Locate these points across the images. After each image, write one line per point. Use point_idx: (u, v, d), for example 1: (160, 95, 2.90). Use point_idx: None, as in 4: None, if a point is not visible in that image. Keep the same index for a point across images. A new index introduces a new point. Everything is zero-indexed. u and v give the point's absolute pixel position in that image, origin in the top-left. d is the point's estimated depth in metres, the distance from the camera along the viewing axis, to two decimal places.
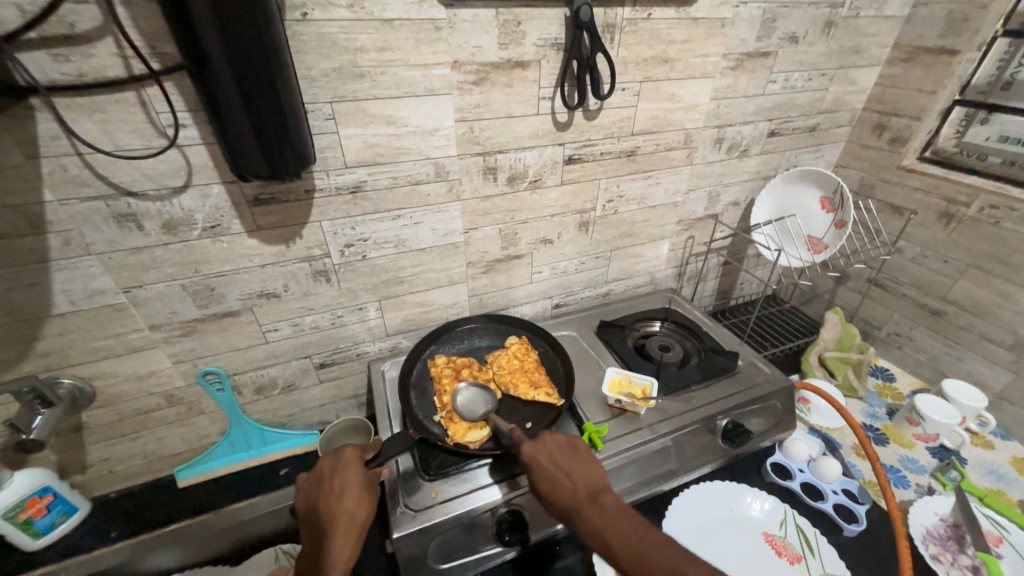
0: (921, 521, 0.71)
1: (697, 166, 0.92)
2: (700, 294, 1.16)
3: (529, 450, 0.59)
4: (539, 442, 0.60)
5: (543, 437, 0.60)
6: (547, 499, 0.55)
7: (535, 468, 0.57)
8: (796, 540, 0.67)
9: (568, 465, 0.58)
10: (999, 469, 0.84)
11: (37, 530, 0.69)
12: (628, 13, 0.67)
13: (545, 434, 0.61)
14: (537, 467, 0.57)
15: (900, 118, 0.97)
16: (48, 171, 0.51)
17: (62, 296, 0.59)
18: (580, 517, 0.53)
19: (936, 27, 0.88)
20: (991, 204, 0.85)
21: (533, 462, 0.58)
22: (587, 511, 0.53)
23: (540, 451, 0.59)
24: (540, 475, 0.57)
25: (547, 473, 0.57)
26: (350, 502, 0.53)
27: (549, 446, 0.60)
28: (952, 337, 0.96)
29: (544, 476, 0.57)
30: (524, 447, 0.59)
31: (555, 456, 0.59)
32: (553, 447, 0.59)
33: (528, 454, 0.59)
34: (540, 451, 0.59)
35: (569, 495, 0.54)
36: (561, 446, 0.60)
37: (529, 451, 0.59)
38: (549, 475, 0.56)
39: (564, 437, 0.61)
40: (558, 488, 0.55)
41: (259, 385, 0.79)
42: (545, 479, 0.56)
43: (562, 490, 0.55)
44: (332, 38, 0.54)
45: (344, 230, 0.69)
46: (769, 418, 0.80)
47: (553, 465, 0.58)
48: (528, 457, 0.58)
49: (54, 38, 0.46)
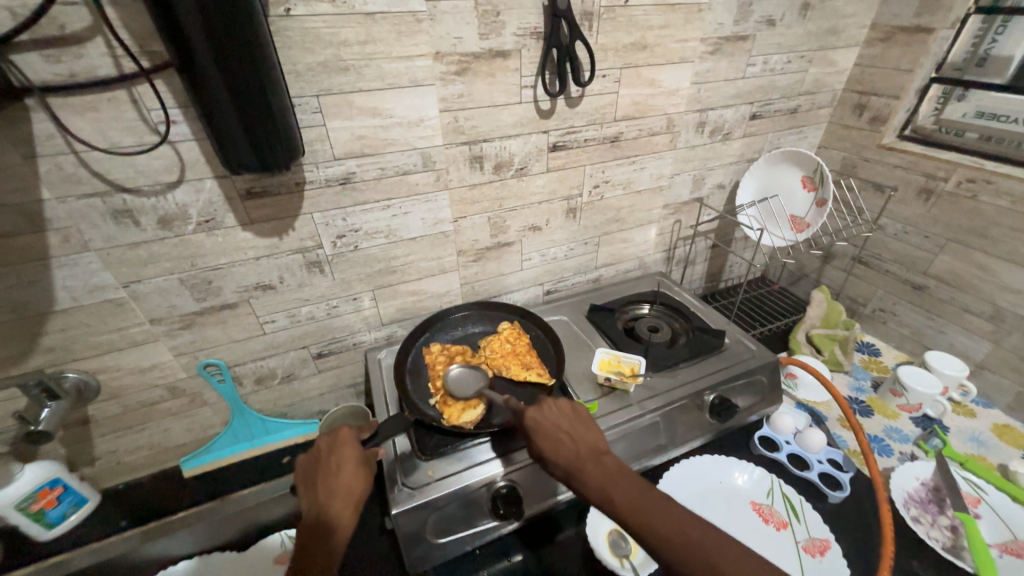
0: (903, 485, 0.74)
1: (681, 150, 0.94)
2: (689, 277, 1.18)
3: (533, 413, 0.60)
4: (543, 407, 0.61)
5: (547, 403, 0.62)
6: (550, 460, 0.56)
7: (539, 430, 0.59)
8: (782, 507, 0.70)
9: (572, 428, 0.59)
10: (981, 436, 0.86)
11: (49, 521, 0.72)
12: (605, 1, 0.69)
13: (550, 400, 0.63)
14: (541, 430, 0.59)
15: (879, 98, 0.98)
16: (45, 170, 0.53)
17: (64, 292, 0.61)
18: (582, 474, 0.54)
19: (911, 7, 0.89)
20: (968, 178, 0.87)
21: (537, 425, 0.59)
22: (589, 469, 0.54)
23: (544, 414, 0.60)
24: (543, 437, 0.58)
25: (551, 435, 0.58)
26: (348, 477, 0.56)
27: (553, 411, 0.61)
28: (935, 310, 0.98)
29: (548, 438, 0.58)
30: (528, 412, 0.61)
31: (559, 420, 0.60)
32: (557, 411, 0.61)
33: (532, 417, 0.60)
34: (544, 414, 0.60)
35: (572, 455, 0.56)
36: (565, 411, 0.61)
37: (533, 414, 0.60)
38: (552, 437, 0.58)
39: (568, 403, 0.62)
40: (560, 448, 0.57)
41: (259, 376, 0.81)
42: (548, 440, 0.58)
43: (564, 450, 0.56)
44: (316, 32, 0.56)
45: (335, 222, 0.70)
46: (755, 392, 0.82)
47: (556, 428, 0.59)
48: (532, 420, 0.60)
49: (45, 40, 0.47)
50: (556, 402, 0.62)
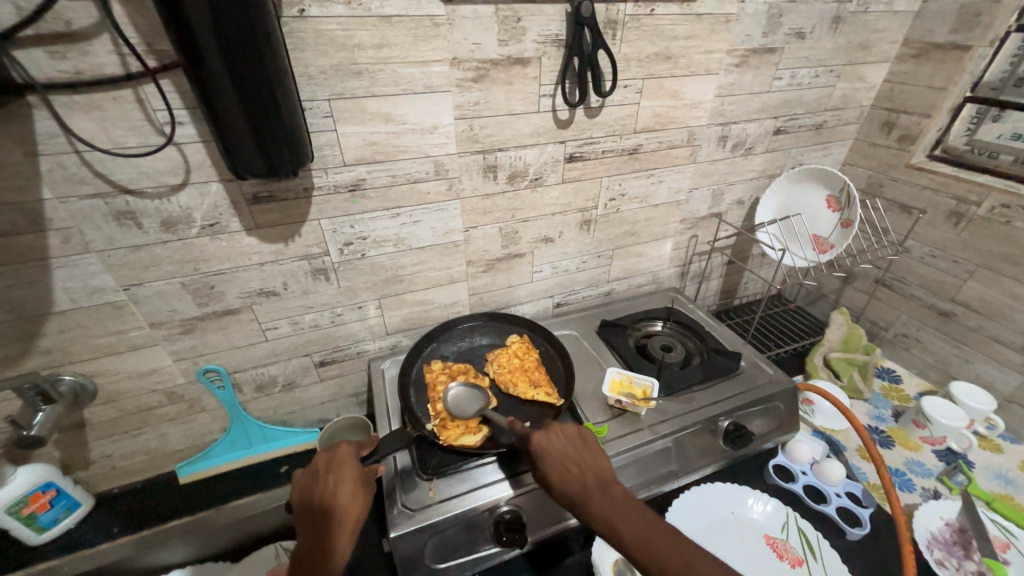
0: (926, 525, 0.70)
1: (701, 164, 0.91)
2: (703, 293, 1.15)
3: (537, 438, 0.56)
4: (549, 430, 0.57)
5: (553, 426, 0.58)
6: (555, 488, 0.53)
7: (544, 455, 0.55)
8: (798, 542, 0.66)
9: (579, 454, 0.55)
10: (1007, 473, 0.82)
11: (40, 525, 0.70)
12: (630, 9, 0.66)
13: (555, 423, 0.59)
14: (546, 456, 0.55)
15: (908, 116, 0.95)
16: (46, 169, 0.51)
17: (63, 293, 0.59)
18: (590, 506, 0.50)
19: (947, 23, 0.86)
20: (1002, 204, 0.83)
21: (542, 450, 0.55)
22: (598, 501, 0.50)
23: (549, 439, 0.56)
24: (548, 463, 0.54)
25: (556, 461, 0.54)
26: (345, 497, 0.53)
27: (558, 435, 0.57)
28: (961, 338, 0.94)
29: (554, 464, 0.54)
30: (532, 435, 0.56)
31: (565, 446, 0.56)
32: (563, 435, 0.57)
33: (536, 442, 0.56)
34: (550, 439, 0.56)
35: (579, 485, 0.52)
36: (571, 435, 0.57)
37: (537, 438, 0.56)
38: (559, 464, 0.54)
39: (574, 426, 0.58)
40: (567, 476, 0.53)
41: (260, 383, 0.79)
42: (555, 468, 0.54)
43: (571, 478, 0.53)
44: (330, 35, 0.54)
45: (343, 229, 0.68)
46: (772, 419, 0.79)
47: (563, 454, 0.55)
48: (536, 445, 0.55)
49: (51, 36, 0.46)
50: (562, 425, 0.58)
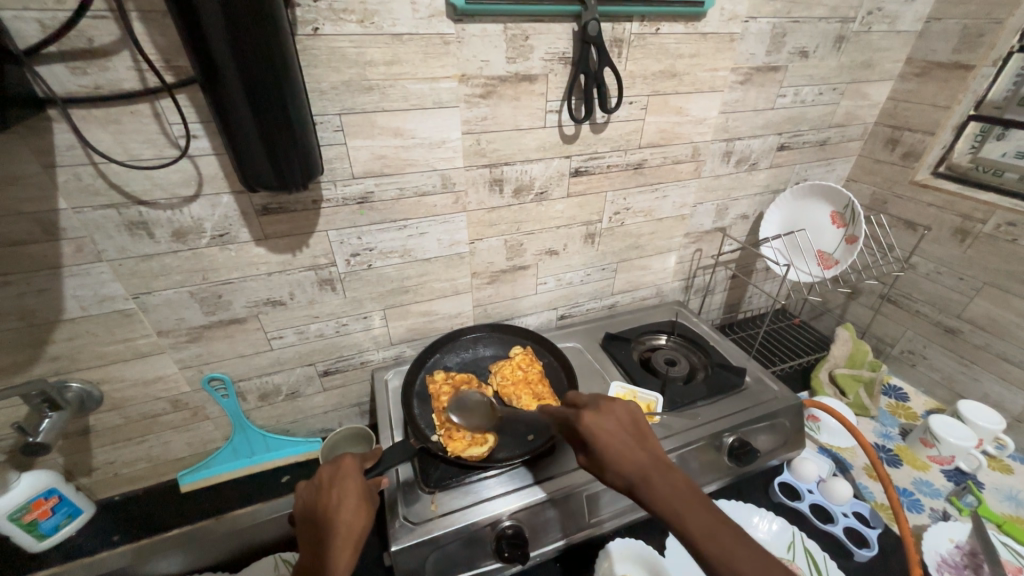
0: (936, 547, 0.69)
1: (706, 179, 0.91)
2: (707, 306, 1.14)
3: (589, 416, 0.55)
4: (601, 412, 0.56)
5: (605, 407, 0.57)
6: (609, 468, 0.52)
7: (596, 433, 0.54)
8: (804, 563, 0.65)
9: (633, 435, 0.54)
10: (1019, 494, 0.81)
11: (41, 532, 0.70)
12: (636, 28, 0.68)
13: (607, 404, 0.57)
14: (599, 434, 0.54)
15: (912, 133, 0.95)
16: (63, 180, 0.52)
17: (74, 301, 0.60)
18: (645, 486, 0.49)
19: (950, 43, 0.87)
20: (1008, 222, 0.83)
21: (594, 428, 0.54)
22: (653, 481, 0.49)
23: (601, 418, 0.55)
24: (602, 441, 0.53)
25: (611, 440, 0.53)
26: (349, 514, 0.53)
27: (609, 417, 0.55)
28: (969, 356, 0.93)
29: (608, 444, 0.53)
30: (586, 413, 0.56)
31: (619, 427, 0.55)
32: (616, 417, 0.56)
33: (589, 420, 0.55)
34: (603, 419, 0.55)
35: (634, 465, 0.51)
36: (624, 419, 0.56)
37: (589, 418, 0.55)
38: (613, 442, 0.53)
39: (627, 410, 0.57)
40: (621, 456, 0.52)
41: (263, 392, 0.79)
42: (610, 447, 0.53)
43: (624, 458, 0.51)
44: (342, 52, 0.55)
45: (350, 240, 0.69)
46: (778, 435, 0.78)
47: (615, 434, 0.53)
48: (589, 425, 0.55)
49: (73, 52, 0.47)
50: (613, 405, 0.57)
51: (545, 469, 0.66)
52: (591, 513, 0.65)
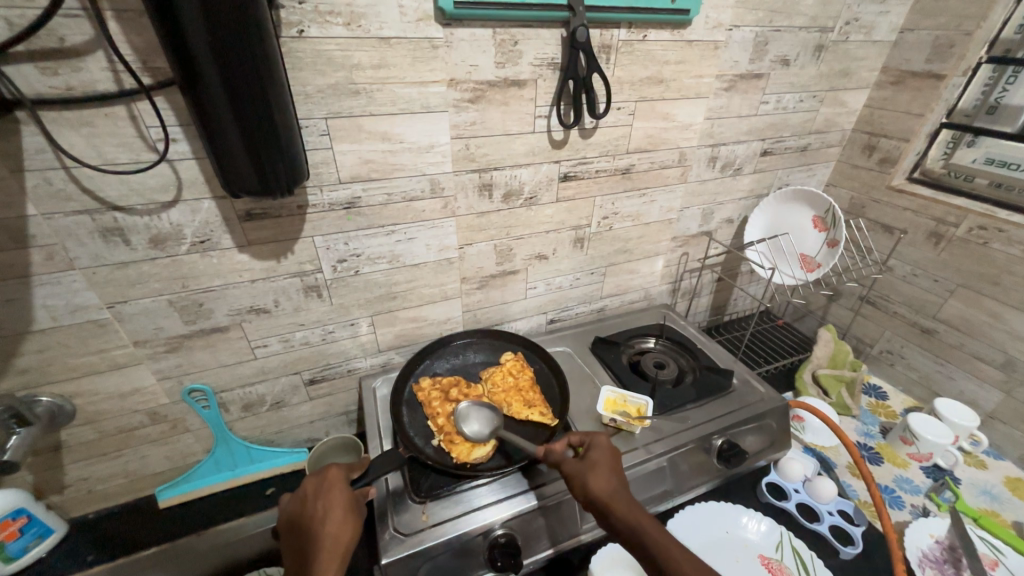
0: (917, 543, 0.71)
1: (691, 184, 0.92)
2: (694, 309, 1.16)
3: (601, 437, 0.61)
4: (596, 441, 0.60)
5: (600, 439, 0.60)
6: (597, 477, 0.55)
7: (600, 450, 0.58)
8: (793, 563, 0.66)
9: (617, 468, 0.57)
10: (993, 489, 0.84)
11: (8, 554, 0.67)
12: (623, 35, 0.68)
13: (601, 436, 0.61)
14: (602, 451, 0.59)
15: (888, 139, 0.99)
16: (32, 185, 0.50)
17: (43, 312, 0.57)
18: (624, 503, 0.52)
19: (922, 53, 0.90)
20: (979, 226, 0.87)
21: (602, 446, 0.59)
22: (633, 504, 0.52)
23: (611, 444, 0.60)
24: (603, 456, 0.58)
25: (609, 462, 0.57)
26: (335, 525, 0.52)
27: (614, 446, 0.60)
28: (943, 355, 0.97)
29: (606, 461, 0.57)
30: (598, 435, 0.61)
31: (607, 458, 0.58)
32: (607, 449, 0.59)
33: (600, 439, 0.60)
34: (597, 448, 0.59)
35: (619, 485, 0.54)
36: (612, 452, 0.59)
37: (601, 437, 0.61)
38: (611, 463, 0.57)
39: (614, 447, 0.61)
40: (611, 475, 0.56)
41: (247, 402, 0.77)
42: (606, 464, 0.57)
43: (614, 478, 0.55)
44: (328, 55, 0.54)
45: (337, 246, 0.68)
46: (764, 436, 0.79)
47: (615, 458, 0.58)
48: (598, 442, 0.60)
49: (41, 53, 0.45)
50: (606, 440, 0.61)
51: (536, 475, 0.65)
52: (581, 519, 0.65)
